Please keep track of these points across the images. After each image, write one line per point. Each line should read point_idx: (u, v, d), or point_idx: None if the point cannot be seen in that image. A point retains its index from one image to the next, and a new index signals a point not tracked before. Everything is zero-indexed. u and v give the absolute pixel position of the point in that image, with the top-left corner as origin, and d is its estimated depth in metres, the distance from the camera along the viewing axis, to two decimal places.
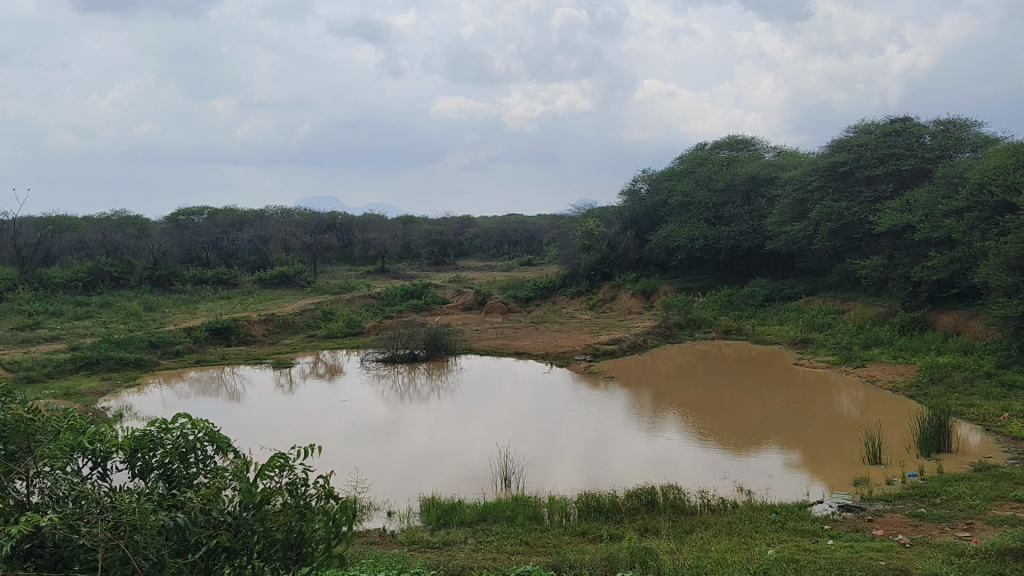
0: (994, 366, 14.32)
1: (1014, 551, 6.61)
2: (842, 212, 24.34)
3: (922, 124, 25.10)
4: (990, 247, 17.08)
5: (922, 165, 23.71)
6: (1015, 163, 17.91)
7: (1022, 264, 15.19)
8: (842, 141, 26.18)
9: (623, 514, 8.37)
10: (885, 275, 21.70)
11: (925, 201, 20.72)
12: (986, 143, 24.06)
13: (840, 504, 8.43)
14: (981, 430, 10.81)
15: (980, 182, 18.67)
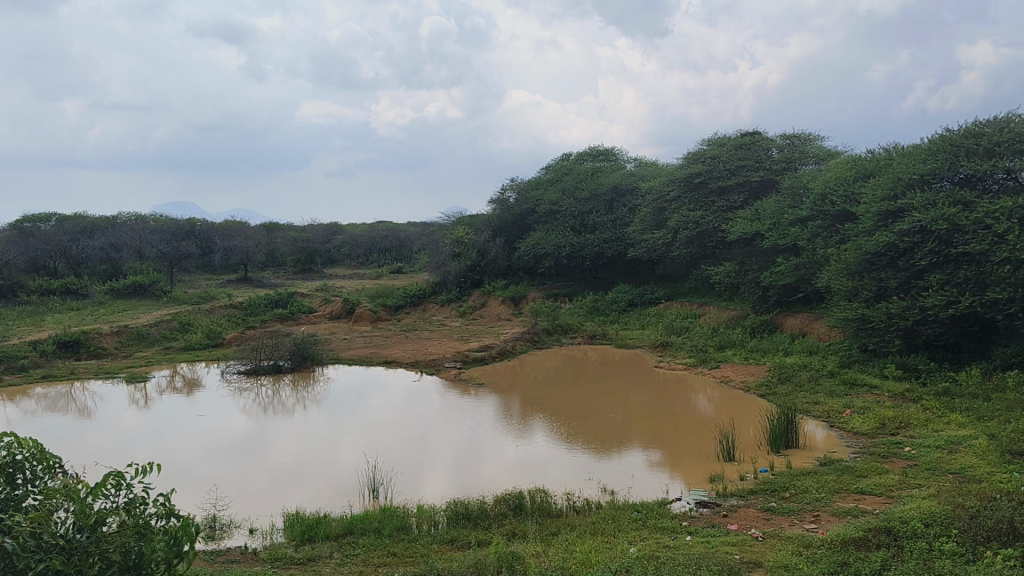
0: (837, 365, 15.26)
1: (856, 541, 7.07)
2: (697, 221, 25.40)
3: (769, 138, 26.57)
4: (832, 254, 18.21)
5: (770, 176, 25.11)
6: (853, 176, 19.21)
7: (860, 270, 16.25)
8: (697, 153, 27.33)
9: (491, 519, 8.40)
10: (738, 281, 22.79)
11: (773, 211, 21.88)
12: (827, 157, 25.73)
13: (697, 501, 8.75)
14: (826, 427, 11.48)
15: (824, 193, 19.90)
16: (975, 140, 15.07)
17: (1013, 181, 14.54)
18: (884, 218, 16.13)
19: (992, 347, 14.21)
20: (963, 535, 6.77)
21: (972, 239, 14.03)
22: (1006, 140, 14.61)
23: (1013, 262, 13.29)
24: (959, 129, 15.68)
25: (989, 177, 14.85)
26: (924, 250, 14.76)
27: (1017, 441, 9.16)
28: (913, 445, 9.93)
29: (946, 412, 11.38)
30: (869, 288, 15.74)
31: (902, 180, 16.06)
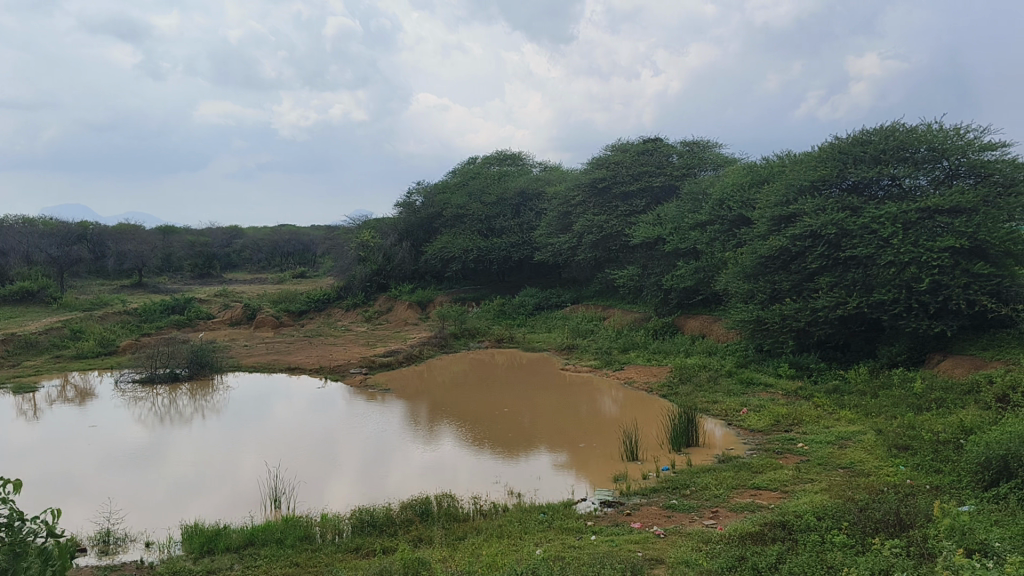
0: (734, 365, 15.78)
1: (753, 536, 7.31)
2: (601, 225, 25.85)
3: (670, 145, 27.26)
4: (729, 258, 18.80)
5: (670, 182, 25.78)
6: (749, 182, 19.89)
7: (756, 273, 16.82)
8: (601, 159, 27.80)
9: (397, 526, 8.33)
10: (641, 284, 23.29)
11: (673, 215, 22.43)
12: (725, 164, 26.57)
13: (601, 501, 8.87)
14: (725, 424, 11.84)
15: (722, 198, 20.50)
16: (862, 148, 15.75)
17: (897, 188, 15.25)
18: (778, 223, 16.73)
19: (878, 346, 14.96)
20: (852, 527, 7.08)
21: (859, 243, 14.69)
22: (891, 148, 15.32)
23: (897, 265, 14.00)
24: (848, 137, 16.32)
25: (875, 184, 15.52)
26: (815, 254, 15.38)
27: (902, 435, 9.65)
28: (806, 441, 10.33)
29: (836, 409, 11.89)
30: (765, 290, 16.32)
31: (795, 186, 16.67)
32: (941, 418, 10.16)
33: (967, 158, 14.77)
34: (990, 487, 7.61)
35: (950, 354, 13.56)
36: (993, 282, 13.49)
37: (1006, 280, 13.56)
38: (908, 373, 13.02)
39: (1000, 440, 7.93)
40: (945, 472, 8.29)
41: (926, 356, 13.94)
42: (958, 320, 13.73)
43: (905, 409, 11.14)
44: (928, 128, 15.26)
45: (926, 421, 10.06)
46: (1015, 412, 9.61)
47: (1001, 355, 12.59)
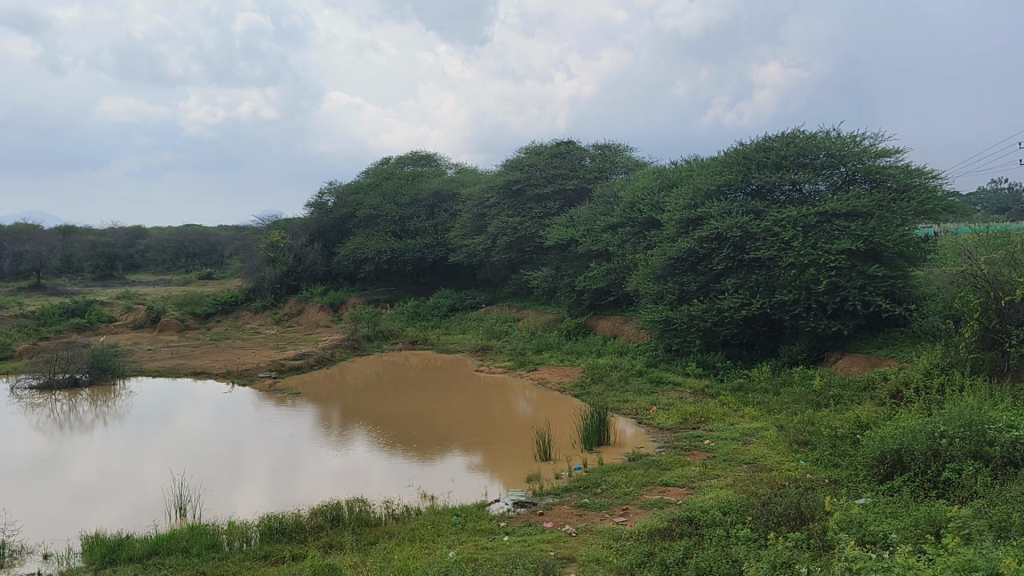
0: (644, 365, 16.09)
1: (661, 531, 7.47)
2: (515, 227, 26.01)
3: (583, 148, 27.61)
4: (639, 259, 19.16)
5: (583, 184, 26.11)
6: (659, 185, 20.30)
7: (665, 274, 17.19)
8: (515, 161, 27.94)
9: (307, 532, 8.19)
10: (554, 285, 23.52)
11: (586, 217, 22.71)
12: (635, 167, 27.07)
13: (514, 501, 8.92)
14: (636, 423, 12.06)
15: (632, 201, 20.86)
16: (765, 154, 16.27)
17: (798, 193, 15.81)
18: (686, 226, 17.14)
19: (780, 345, 15.50)
20: (756, 521, 7.32)
21: (762, 245, 15.16)
22: (791, 154, 15.88)
23: (798, 267, 14.51)
24: (751, 143, 16.83)
25: (777, 188, 16.06)
26: (721, 256, 15.82)
27: (802, 431, 10.02)
28: (712, 438, 10.60)
29: (741, 406, 12.26)
30: (673, 291, 16.68)
31: (702, 190, 17.10)
32: (838, 414, 10.59)
33: (863, 165, 15.38)
34: (885, 479, 7.99)
35: (847, 352, 14.16)
36: (887, 283, 14.15)
37: (899, 281, 14.24)
38: (809, 370, 13.52)
39: (894, 435, 8.32)
40: (843, 466, 8.63)
41: (825, 355, 14.54)
42: (855, 319, 14.35)
43: (805, 406, 11.57)
44: (826, 135, 15.91)
45: (825, 417, 10.47)
46: (908, 408, 10.10)
47: (895, 353, 13.18)
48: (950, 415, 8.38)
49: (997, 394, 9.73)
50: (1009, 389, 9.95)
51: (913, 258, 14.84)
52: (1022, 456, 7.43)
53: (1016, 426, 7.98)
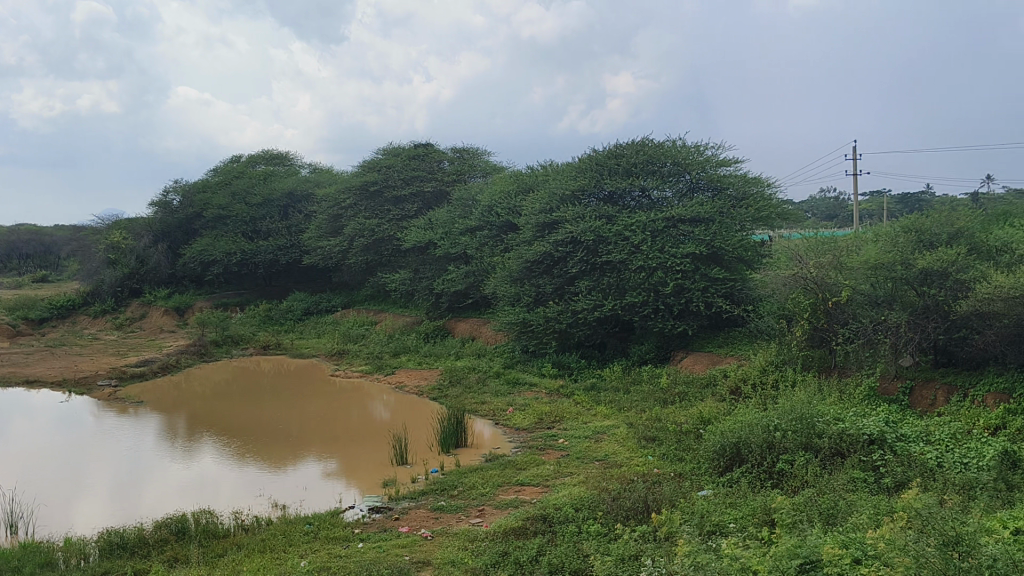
0: (501, 366, 16.29)
1: (515, 531, 7.57)
2: (372, 229, 25.81)
3: (441, 150, 27.62)
4: (497, 262, 19.36)
5: (441, 187, 26.14)
6: (515, 189, 20.57)
7: (522, 277, 17.45)
8: (372, 162, 27.59)
9: (151, 547, 7.81)
10: (413, 288, 23.43)
11: (444, 220, 22.74)
12: (493, 171, 27.37)
13: (370, 507, 8.83)
14: (492, 424, 12.17)
15: (490, 205, 21.02)
16: (616, 160, 16.74)
17: (647, 199, 16.40)
18: (542, 229, 17.43)
19: (630, 345, 16.08)
20: (606, 516, 7.54)
21: (613, 248, 15.67)
22: (641, 161, 16.43)
23: (647, 270, 15.10)
24: (603, 150, 17.27)
25: (627, 195, 16.60)
26: (575, 259, 16.21)
27: (650, 427, 10.42)
28: (565, 437, 10.84)
29: (593, 405, 12.62)
30: (529, 294, 16.96)
31: (557, 195, 17.42)
32: (683, 410, 11.09)
33: (706, 173, 16.26)
34: (726, 471, 8.40)
35: (691, 350, 14.87)
36: (727, 285, 14.97)
37: (738, 284, 15.09)
38: (656, 369, 14.08)
39: (734, 429, 8.79)
40: (687, 460, 9.03)
41: (671, 354, 15.21)
42: (698, 320, 15.10)
43: (653, 403, 12.03)
44: (672, 144, 16.59)
45: (670, 413, 10.95)
46: (745, 403, 10.71)
47: (734, 351, 13.93)
48: (784, 409, 8.92)
49: (826, 389, 10.49)
50: (835, 384, 10.72)
51: (751, 262, 15.77)
52: (847, 446, 8.03)
53: (842, 419, 8.62)
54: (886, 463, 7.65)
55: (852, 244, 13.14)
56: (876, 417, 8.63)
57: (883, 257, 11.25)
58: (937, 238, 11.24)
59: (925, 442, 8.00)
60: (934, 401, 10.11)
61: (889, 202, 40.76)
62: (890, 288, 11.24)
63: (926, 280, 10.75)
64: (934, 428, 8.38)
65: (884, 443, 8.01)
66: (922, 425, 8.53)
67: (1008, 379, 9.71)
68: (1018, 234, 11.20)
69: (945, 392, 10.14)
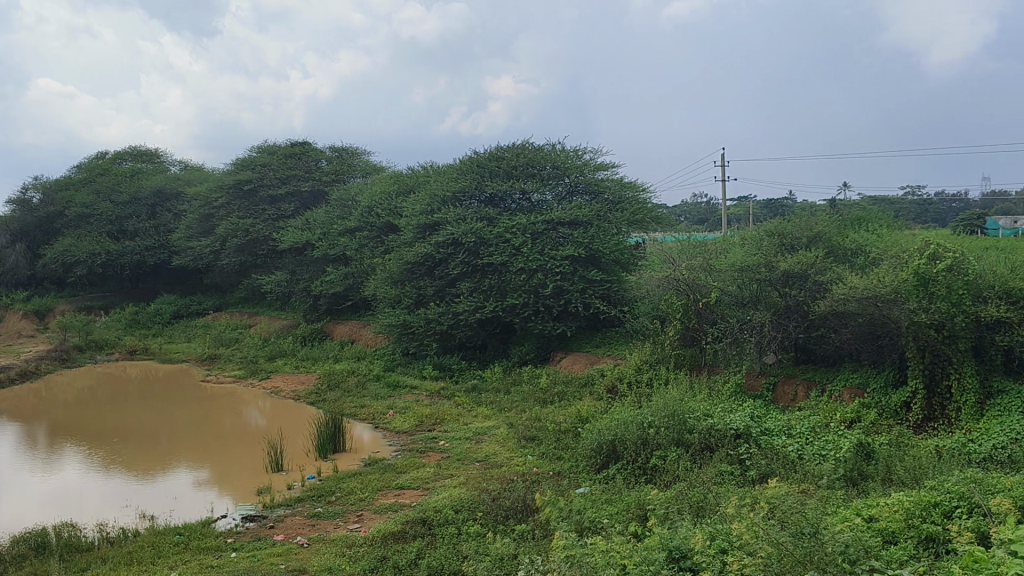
0: (381, 369, 16.12)
1: (395, 535, 7.48)
2: (247, 229, 25.10)
3: (318, 149, 27.06)
4: (377, 264, 19.15)
5: (319, 187, 25.66)
6: (395, 190, 20.39)
7: (402, 278, 17.32)
8: (245, 160, 26.71)
9: (5, 564, 7.30)
10: (289, 289, 22.89)
11: (322, 221, 22.31)
12: (373, 171, 27.10)
13: (243, 516, 8.55)
14: (372, 428, 12.01)
15: (369, 206, 20.78)
16: (497, 163, 16.82)
17: (527, 202, 16.56)
18: (423, 231, 17.32)
19: (510, 346, 16.23)
20: (485, 517, 7.56)
21: (494, 250, 15.77)
22: (521, 164, 16.54)
23: (527, 271, 15.29)
24: (484, 152, 17.29)
25: (508, 197, 16.71)
26: (456, 261, 16.21)
27: (530, 427, 10.54)
28: (446, 439, 10.83)
29: (474, 406, 12.65)
30: (410, 296, 16.84)
31: (438, 196, 17.33)
32: (561, 409, 11.28)
33: (584, 177, 16.55)
34: (602, 469, 8.58)
35: (570, 351, 15.14)
36: (604, 286, 15.34)
37: (614, 285, 15.49)
38: (535, 369, 14.27)
39: (610, 427, 9.00)
40: (565, 458, 9.17)
41: (551, 354, 15.47)
42: (577, 321, 15.39)
43: (533, 403, 12.17)
44: (551, 148, 16.81)
45: (550, 413, 11.11)
46: (621, 401, 10.98)
47: (611, 351, 14.26)
48: (657, 407, 9.19)
49: (697, 386, 10.89)
50: (705, 381, 11.15)
51: (626, 264, 16.22)
52: (715, 441, 8.35)
53: (711, 415, 8.96)
54: (752, 456, 8.01)
55: (720, 246, 13.65)
56: (742, 413, 9.01)
57: (748, 260, 11.74)
58: (798, 242, 11.84)
59: (787, 436, 8.41)
60: (795, 396, 10.78)
61: (754, 207, 42.72)
62: (755, 289, 11.75)
63: (787, 282, 11.29)
64: (795, 423, 8.82)
65: (750, 437, 8.37)
66: (784, 419, 8.97)
67: (861, 375, 10.45)
68: (870, 238, 11.92)
69: (805, 387, 10.82)
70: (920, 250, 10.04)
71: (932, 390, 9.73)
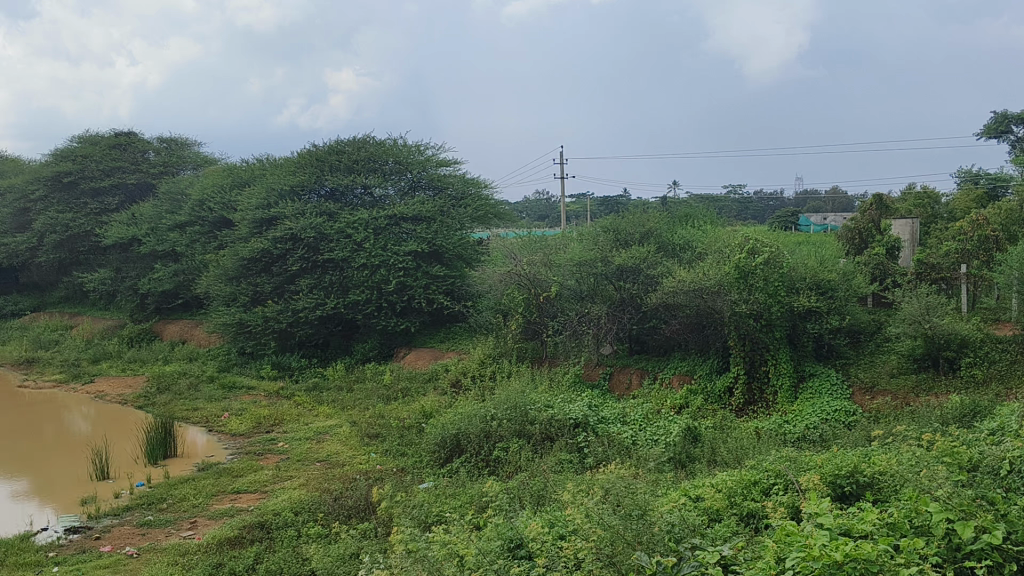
0: (215, 370, 15.55)
1: (231, 540, 7.22)
2: (67, 224, 23.59)
3: (145, 139, 25.50)
4: (210, 260, 18.43)
5: (146, 179, 24.40)
6: (229, 183, 19.60)
7: (237, 275, 16.70)
8: (64, 150, 24.92)
9: None
10: (115, 288, 21.73)
11: (150, 215, 21.21)
12: (205, 163, 26.02)
13: (66, 528, 8.04)
14: (206, 431, 11.55)
15: (200, 199, 19.89)
16: (336, 157, 16.47)
17: (368, 196, 16.38)
18: (259, 225, 16.69)
19: (353, 343, 16.06)
20: (326, 517, 7.45)
21: (335, 246, 15.52)
22: (362, 159, 16.32)
23: (369, 267, 15.24)
24: (323, 145, 16.90)
25: (349, 192, 16.44)
26: (295, 257, 15.79)
27: (372, 425, 10.47)
28: (285, 440, 10.58)
29: (315, 405, 12.41)
30: (246, 293, 16.31)
31: (275, 190, 16.62)
32: (405, 406, 11.25)
33: (426, 173, 16.63)
34: (446, 463, 8.63)
35: (413, 347, 15.21)
36: (447, 282, 15.65)
37: (457, 280, 15.80)
38: (379, 366, 14.16)
39: (454, 421, 9.07)
40: (409, 454, 9.16)
41: (394, 351, 15.46)
42: (420, 317, 15.63)
43: (375, 400, 12.08)
44: (393, 143, 16.72)
45: (393, 410, 11.08)
46: (465, 396, 11.09)
47: (453, 346, 14.34)
48: (500, 399, 9.36)
49: (538, 378, 11.14)
50: (546, 373, 11.42)
51: (469, 260, 16.41)
52: (556, 431, 8.60)
53: (551, 405, 9.23)
54: (589, 444, 8.28)
55: (558, 242, 13.95)
56: (581, 403, 9.33)
57: (587, 255, 12.08)
58: (631, 237, 12.31)
59: (622, 423, 8.78)
60: (629, 385, 11.24)
61: (592, 203, 44.08)
62: (593, 284, 12.13)
63: (621, 275, 11.74)
64: (630, 410, 9.22)
65: (587, 426, 8.71)
66: (619, 407, 9.34)
67: (689, 363, 11.02)
68: (697, 234, 12.57)
69: (638, 376, 11.29)
70: (741, 245, 10.66)
71: (752, 375, 10.37)
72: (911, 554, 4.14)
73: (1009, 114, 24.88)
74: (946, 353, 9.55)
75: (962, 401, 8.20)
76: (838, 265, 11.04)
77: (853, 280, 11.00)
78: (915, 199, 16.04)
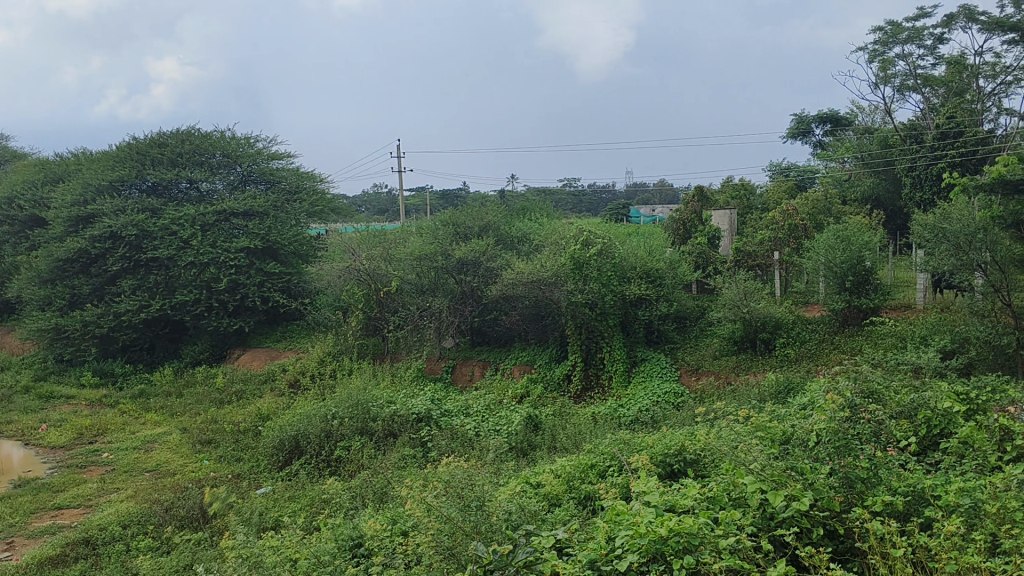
0: (30, 379, 14.52)
1: (53, 559, 6.78)
2: None
3: None
4: (21, 262, 17.23)
5: None
6: (41, 179, 18.33)
7: (53, 277, 15.62)
8: None
9: None
10: None
11: None
12: (14, 158, 24.41)
13: None
14: (22, 445, 10.75)
15: (9, 196, 18.47)
16: (159, 150, 15.68)
17: (195, 191, 15.74)
18: (75, 223, 15.54)
19: (181, 346, 15.53)
20: (157, 529, 7.16)
21: (160, 244, 14.81)
22: (187, 152, 15.65)
23: (198, 266, 14.73)
24: (143, 138, 16.01)
25: (173, 186, 15.70)
26: (116, 256, 14.94)
27: (205, 431, 10.12)
28: (110, 450, 10.04)
29: (142, 413, 11.86)
30: (62, 296, 15.29)
31: (92, 186, 15.57)
32: (240, 409, 10.95)
33: (257, 166, 16.27)
34: (285, 465, 8.50)
35: (249, 347, 14.95)
36: (283, 279, 15.58)
37: (293, 277, 15.81)
38: (211, 369, 13.75)
39: (292, 422, 8.94)
40: (245, 459, 8.94)
41: (227, 352, 15.13)
42: (254, 316, 15.43)
43: (208, 405, 11.67)
44: (219, 136, 16.18)
45: (227, 413, 10.76)
46: (304, 395, 10.90)
47: (292, 346, 14.09)
48: (341, 398, 9.31)
49: (379, 374, 11.11)
50: (388, 368, 11.38)
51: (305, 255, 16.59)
52: (398, 426, 8.63)
53: (393, 401, 9.29)
54: (432, 438, 8.34)
55: (398, 236, 13.77)
56: (423, 397, 9.40)
57: (425, 249, 12.05)
58: (470, 231, 12.45)
59: (464, 415, 8.91)
60: (472, 376, 11.39)
61: (433, 198, 44.33)
62: (433, 278, 12.17)
63: (462, 269, 11.87)
64: (471, 402, 9.41)
65: (430, 420, 8.77)
66: (462, 399, 9.50)
67: (529, 354, 11.35)
68: (534, 227, 12.86)
69: (480, 368, 11.48)
70: (575, 237, 10.99)
71: (588, 362, 10.74)
72: (727, 525, 4.38)
73: (809, 115, 26.87)
74: (762, 335, 10.26)
75: (777, 379, 8.79)
76: (664, 256, 11.67)
77: (679, 269, 11.64)
78: (732, 190, 17.12)
